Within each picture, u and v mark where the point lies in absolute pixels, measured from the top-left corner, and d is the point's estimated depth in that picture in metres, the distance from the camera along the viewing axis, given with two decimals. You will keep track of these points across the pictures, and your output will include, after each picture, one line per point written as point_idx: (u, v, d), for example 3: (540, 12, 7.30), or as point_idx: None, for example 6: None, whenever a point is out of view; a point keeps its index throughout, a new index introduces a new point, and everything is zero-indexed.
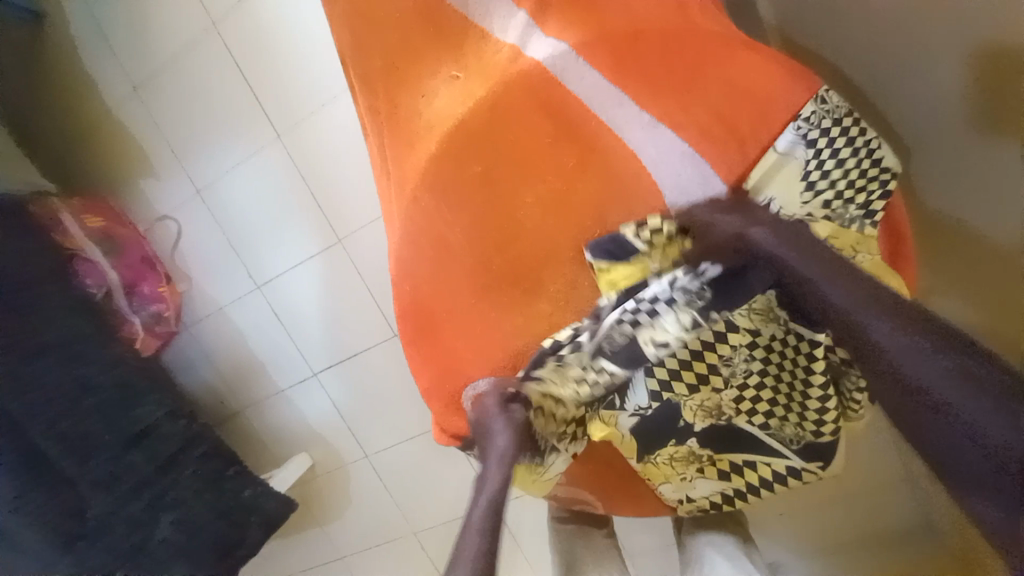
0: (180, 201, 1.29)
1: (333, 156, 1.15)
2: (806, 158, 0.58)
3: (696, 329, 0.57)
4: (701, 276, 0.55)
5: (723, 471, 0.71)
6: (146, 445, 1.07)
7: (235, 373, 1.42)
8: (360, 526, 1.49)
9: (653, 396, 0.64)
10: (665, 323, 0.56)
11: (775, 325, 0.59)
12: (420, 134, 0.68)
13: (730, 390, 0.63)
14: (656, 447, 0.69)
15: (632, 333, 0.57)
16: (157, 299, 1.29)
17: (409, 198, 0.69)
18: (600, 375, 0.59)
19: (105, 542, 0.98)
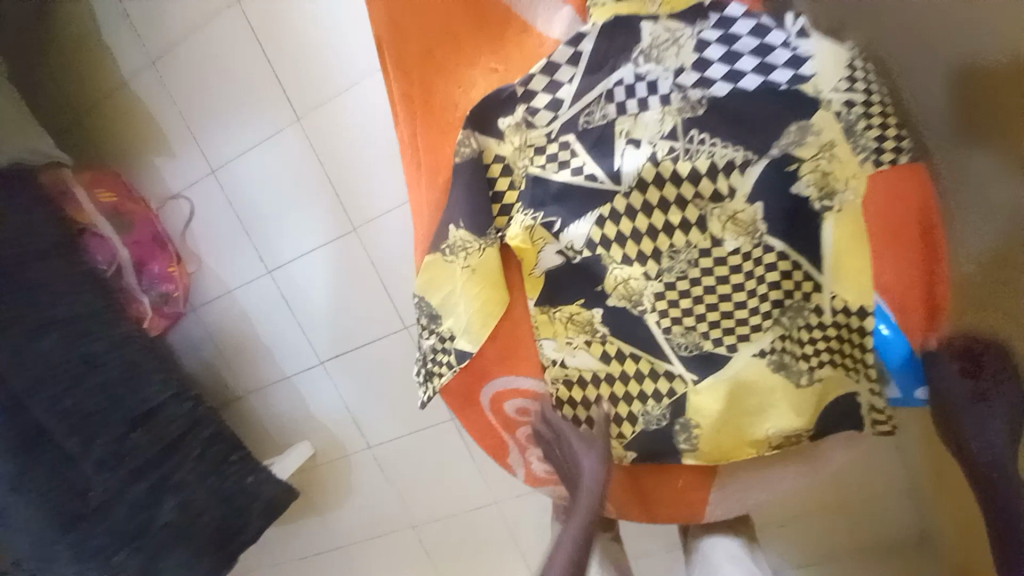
0: (194, 181, 1.27)
1: (353, 141, 1.14)
2: (853, 111, 0.56)
3: (671, 147, 0.59)
4: (707, 88, 0.58)
5: (608, 359, 0.70)
6: (149, 428, 1.06)
7: (241, 359, 1.41)
8: (359, 514, 1.50)
9: (561, 263, 0.66)
10: (648, 121, 0.60)
11: (746, 240, 0.61)
12: (453, 123, 0.68)
13: (658, 280, 0.64)
14: (561, 301, 0.69)
15: (613, 111, 0.60)
16: (166, 279, 1.27)
17: (439, 186, 0.68)
18: (562, 147, 0.62)
19: (111, 521, 1.00)
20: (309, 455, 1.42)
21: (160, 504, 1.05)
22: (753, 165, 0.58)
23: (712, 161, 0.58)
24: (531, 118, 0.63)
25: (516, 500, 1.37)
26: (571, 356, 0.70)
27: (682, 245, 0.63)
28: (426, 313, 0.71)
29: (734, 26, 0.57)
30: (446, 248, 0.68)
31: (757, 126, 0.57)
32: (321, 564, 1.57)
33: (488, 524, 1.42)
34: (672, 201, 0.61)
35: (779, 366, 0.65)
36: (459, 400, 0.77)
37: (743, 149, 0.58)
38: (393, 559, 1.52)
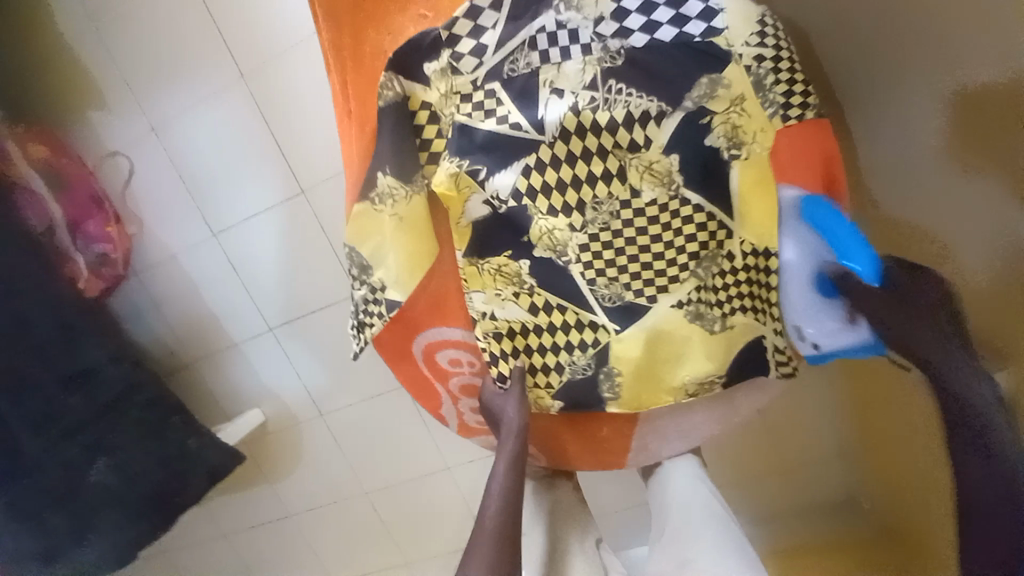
0: (133, 137, 1.22)
1: (299, 100, 1.12)
2: (760, 65, 0.59)
3: (591, 97, 0.61)
4: (625, 39, 0.59)
5: (536, 311, 0.70)
6: (83, 387, 1.02)
7: (187, 325, 1.37)
8: (313, 483, 1.50)
9: (489, 214, 0.67)
10: (570, 70, 0.61)
11: (663, 191, 0.63)
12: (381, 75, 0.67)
13: (583, 231, 0.65)
14: (490, 252, 0.70)
15: (537, 59, 0.61)
16: (103, 239, 1.23)
17: (368, 138, 0.67)
18: (487, 95, 0.63)
19: (35, 481, 0.98)
20: (259, 423, 1.41)
21: (91, 463, 1.03)
22: (669, 117, 0.61)
23: (629, 111, 0.61)
24: (456, 64, 0.63)
25: (468, 466, 1.40)
26: (501, 308, 0.71)
27: (605, 196, 0.64)
28: (358, 263, 0.70)
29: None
30: (375, 199, 0.67)
31: (672, 80, 0.59)
32: (274, 534, 1.57)
33: (440, 491, 1.45)
34: (594, 151, 0.63)
35: (696, 317, 0.67)
36: (393, 351, 0.77)
37: (659, 100, 0.60)
38: (345, 526, 1.53)
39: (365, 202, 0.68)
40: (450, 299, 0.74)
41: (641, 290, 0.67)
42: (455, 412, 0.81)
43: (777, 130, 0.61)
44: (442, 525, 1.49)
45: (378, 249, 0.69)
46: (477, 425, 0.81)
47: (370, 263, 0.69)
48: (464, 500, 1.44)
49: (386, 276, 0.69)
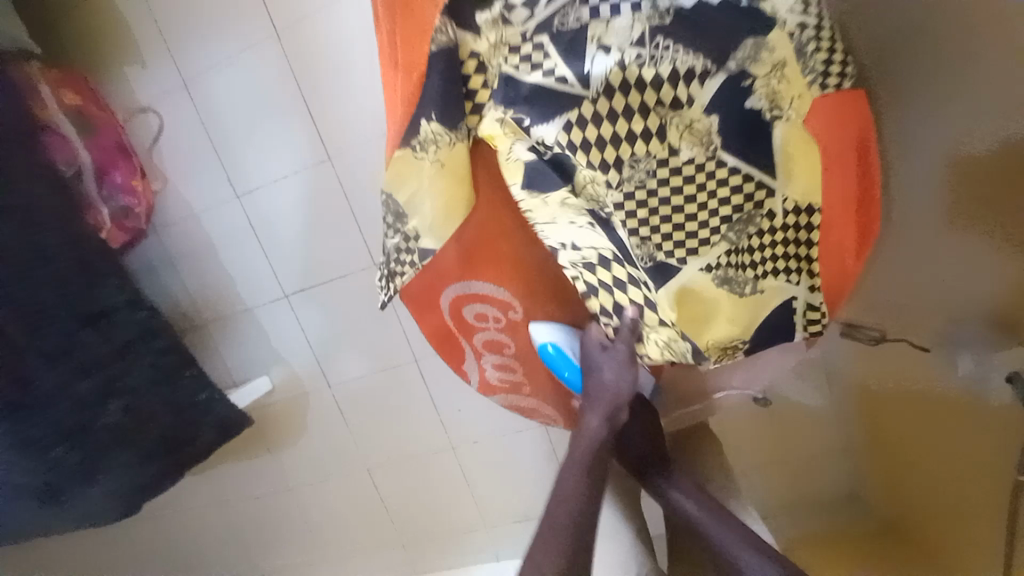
0: (164, 94, 1.23)
1: (334, 64, 1.13)
2: (803, 32, 0.61)
3: (638, 54, 0.61)
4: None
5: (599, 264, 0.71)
6: (101, 327, 1.03)
7: (202, 286, 1.37)
8: (316, 456, 1.49)
9: (532, 160, 0.68)
10: (619, 26, 0.62)
11: (700, 150, 0.64)
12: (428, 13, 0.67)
13: (619, 189, 0.65)
14: (549, 189, 0.68)
15: (586, 15, 0.62)
16: (128, 192, 1.23)
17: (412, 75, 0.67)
18: (533, 48, 0.64)
19: (50, 416, 0.97)
20: (267, 391, 1.41)
21: (105, 407, 1.03)
22: (713, 77, 0.61)
23: (673, 68, 0.61)
24: (507, 15, 0.66)
25: (475, 444, 1.39)
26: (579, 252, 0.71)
27: (643, 154, 0.64)
28: (393, 211, 0.71)
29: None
30: (416, 146, 0.68)
31: (718, 39, 0.60)
32: (270, 506, 1.56)
33: (442, 468, 1.44)
34: (636, 109, 0.63)
35: (724, 280, 0.68)
36: (417, 303, 0.78)
37: (704, 58, 0.61)
38: (344, 501, 1.52)
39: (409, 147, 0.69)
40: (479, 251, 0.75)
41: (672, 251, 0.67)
42: (477, 368, 0.83)
43: (814, 98, 0.63)
44: (444, 506, 1.48)
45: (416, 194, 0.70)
46: (498, 382, 0.82)
47: (406, 212, 0.70)
48: (465, 479, 1.44)
49: (421, 222, 0.70)
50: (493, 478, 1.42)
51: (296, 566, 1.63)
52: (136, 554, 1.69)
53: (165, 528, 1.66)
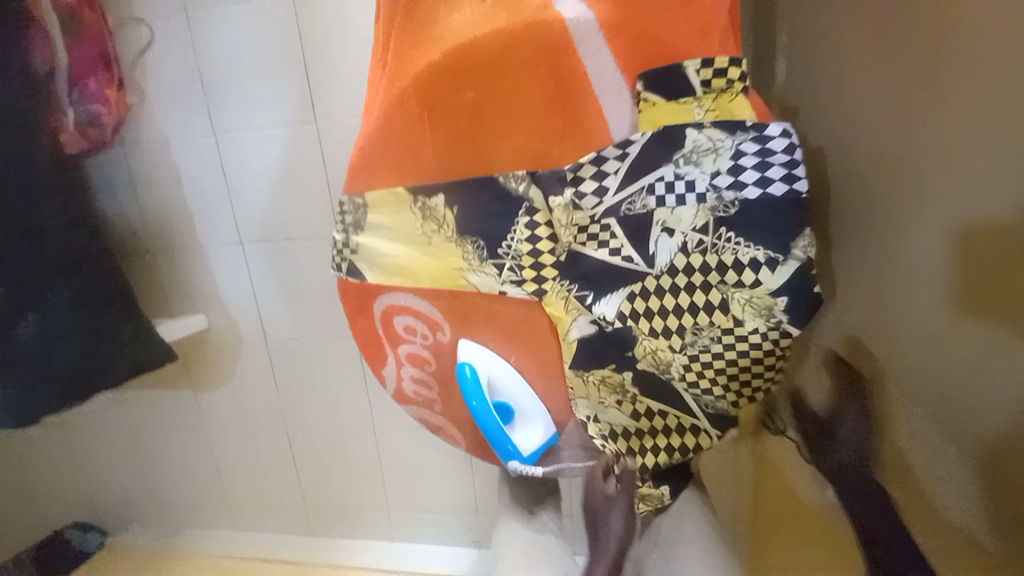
0: (161, 9, 1.18)
1: (344, 34, 1.11)
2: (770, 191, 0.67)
3: (701, 240, 0.65)
4: (739, 192, 0.63)
5: (638, 416, 0.73)
6: (33, 239, 1.03)
7: (157, 210, 1.34)
8: (237, 403, 1.49)
9: (593, 332, 0.69)
10: (685, 214, 0.64)
11: (762, 321, 0.67)
12: (446, 83, 0.67)
13: (683, 352, 0.69)
14: (595, 365, 0.70)
15: (653, 204, 0.65)
16: (100, 100, 1.18)
17: (412, 113, 0.69)
18: (603, 230, 0.66)
19: None
20: (200, 329, 1.40)
21: (19, 319, 1.01)
22: (780, 267, 0.65)
23: (735, 258, 0.65)
24: (578, 201, 0.66)
25: (397, 429, 1.42)
26: (603, 412, 0.73)
27: (707, 323, 0.68)
28: (356, 219, 0.78)
29: (768, 142, 0.63)
30: (421, 202, 0.72)
31: (769, 232, 0.64)
32: (184, 441, 1.57)
33: (358, 444, 1.46)
34: (697, 286, 0.67)
35: (716, 410, 0.74)
36: (355, 301, 0.82)
37: (763, 248, 0.65)
38: (255, 452, 1.53)
39: (411, 195, 0.72)
40: (416, 279, 0.75)
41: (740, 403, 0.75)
42: (396, 374, 0.83)
43: None
44: (350, 479, 1.51)
45: (382, 215, 0.75)
46: (413, 394, 0.84)
47: (365, 221, 0.77)
48: (376, 458, 1.46)
49: (373, 233, 0.76)
50: (405, 465, 1.45)
51: (195, 503, 1.64)
52: None
53: (69, 435, 1.64)
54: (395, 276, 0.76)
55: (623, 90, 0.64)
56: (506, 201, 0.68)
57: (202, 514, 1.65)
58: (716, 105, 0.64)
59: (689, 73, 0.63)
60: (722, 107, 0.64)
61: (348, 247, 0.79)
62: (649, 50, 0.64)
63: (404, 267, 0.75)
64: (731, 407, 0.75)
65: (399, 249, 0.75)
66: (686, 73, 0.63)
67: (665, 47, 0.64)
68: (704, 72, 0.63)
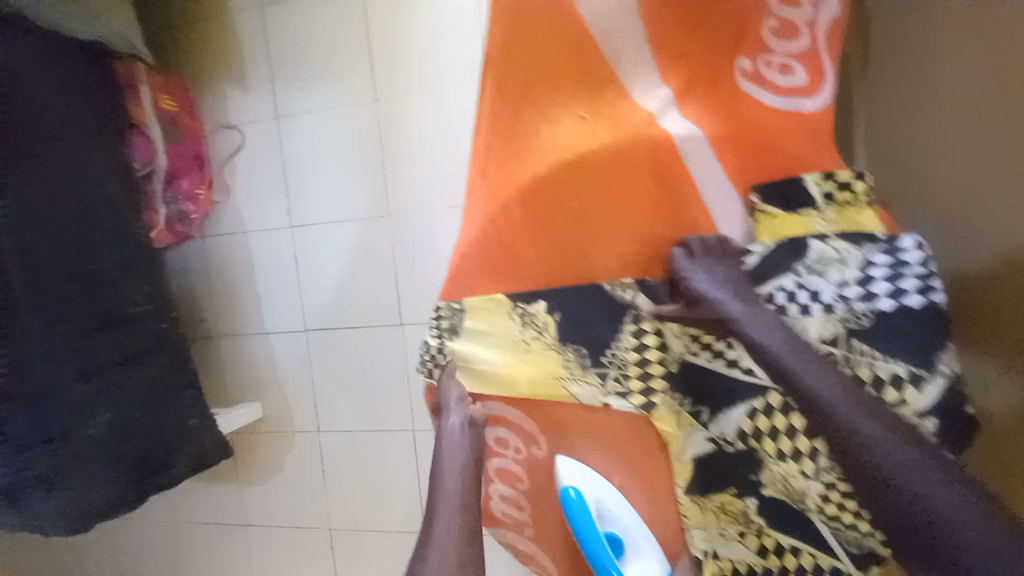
0: (255, 118, 1.29)
1: (421, 135, 1.18)
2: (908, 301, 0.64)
3: (830, 353, 0.63)
4: (872, 303, 0.63)
5: (766, 553, 0.68)
6: (117, 334, 1.04)
7: (227, 298, 1.37)
8: (284, 498, 1.41)
9: (710, 451, 0.69)
10: (812, 325, 0.64)
11: None
12: (555, 194, 0.71)
13: (819, 480, 0.63)
14: (713, 490, 0.69)
15: (774, 313, 0.65)
16: (190, 198, 1.27)
17: (519, 222, 0.72)
18: (723, 341, 0.67)
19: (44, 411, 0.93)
20: (256, 418, 1.36)
21: (92, 415, 0.99)
22: (927, 384, 0.60)
23: (873, 372, 0.62)
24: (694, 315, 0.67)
25: None
26: (722, 545, 0.70)
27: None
28: (449, 325, 0.76)
29: (898, 253, 0.63)
30: (521, 308, 0.74)
31: (913, 347, 0.61)
32: (222, 537, 1.48)
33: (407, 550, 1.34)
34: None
35: (863, 548, 0.64)
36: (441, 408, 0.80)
37: (905, 364, 0.61)
38: (295, 554, 1.42)
39: (511, 300, 0.74)
40: (514, 387, 0.75)
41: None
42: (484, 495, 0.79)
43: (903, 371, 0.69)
44: None
45: (482, 322, 0.75)
46: (501, 515, 0.79)
47: (462, 325, 0.76)
48: None
49: (471, 340, 0.76)
50: None
51: None
52: (70, 545, 1.61)
53: (107, 529, 1.57)
54: (494, 383, 0.76)
55: (735, 200, 0.70)
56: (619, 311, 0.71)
57: None
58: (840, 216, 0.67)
59: (810, 184, 0.66)
60: (847, 219, 0.66)
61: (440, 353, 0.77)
62: (763, 160, 0.68)
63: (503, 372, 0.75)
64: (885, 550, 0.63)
65: (499, 355, 0.75)
66: (809, 184, 0.66)
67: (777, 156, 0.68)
68: (829, 185, 0.66)
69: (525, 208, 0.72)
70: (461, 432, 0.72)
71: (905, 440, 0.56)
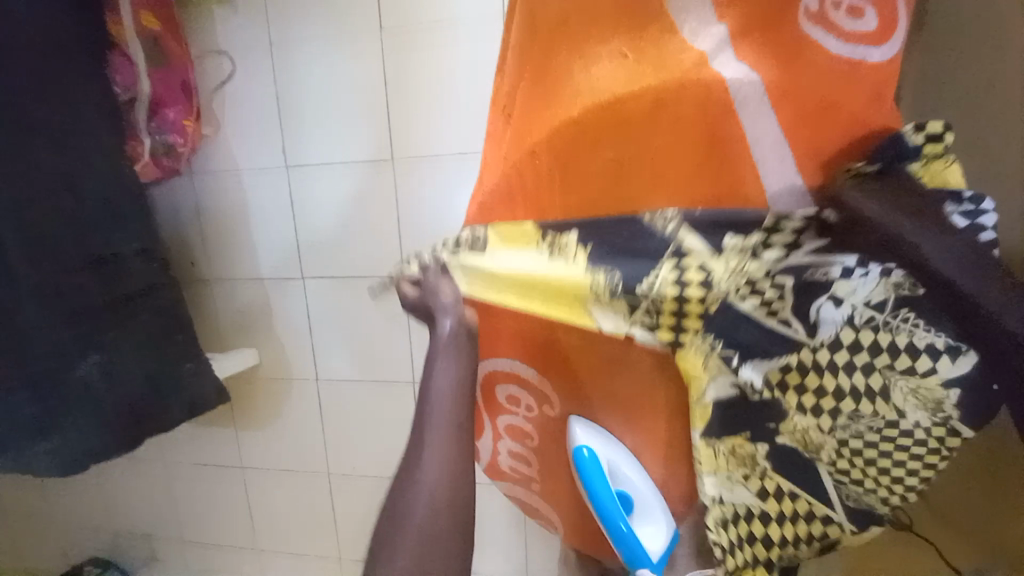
0: (247, 44, 1.18)
1: (429, 73, 1.09)
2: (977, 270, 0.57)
3: (871, 318, 0.59)
4: None
5: (766, 496, 0.62)
6: (104, 273, 1.00)
7: (219, 240, 1.31)
8: (282, 443, 1.41)
9: (732, 397, 0.61)
10: (862, 288, 0.58)
11: (927, 415, 0.59)
12: (586, 142, 0.63)
13: (831, 436, 0.61)
14: (728, 432, 0.62)
15: (835, 272, 0.58)
16: (176, 130, 1.16)
17: (543, 170, 0.65)
18: (773, 287, 0.59)
19: (29, 353, 0.91)
20: (251, 364, 1.34)
21: (80, 359, 0.96)
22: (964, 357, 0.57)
23: (909, 342, 0.58)
24: (758, 250, 0.58)
25: None
26: (728, 489, 0.62)
27: (869, 412, 0.59)
28: (467, 235, 0.64)
29: (979, 218, 0.56)
30: (550, 236, 0.62)
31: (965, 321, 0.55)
32: (219, 480, 1.49)
33: None
34: (857, 365, 0.59)
35: (861, 506, 0.63)
36: None
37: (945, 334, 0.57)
38: (293, 497, 1.44)
39: (541, 231, 0.62)
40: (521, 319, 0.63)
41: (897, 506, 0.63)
42: (490, 449, 0.75)
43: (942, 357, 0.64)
44: None
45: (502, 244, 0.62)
46: (509, 470, 0.77)
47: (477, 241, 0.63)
48: None
49: (486, 255, 0.62)
50: None
51: (224, 548, 1.55)
52: (70, 480, 1.63)
53: (105, 466, 1.59)
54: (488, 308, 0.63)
55: (788, 161, 0.58)
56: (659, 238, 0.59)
57: (229, 560, 1.55)
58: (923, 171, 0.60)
59: (907, 137, 0.59)
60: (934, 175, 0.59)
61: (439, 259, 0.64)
62: (829, 121, 0.58)
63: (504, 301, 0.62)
64: (881, 508, 0.63)
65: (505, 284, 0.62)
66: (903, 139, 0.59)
67: (840, 120, 0.58)
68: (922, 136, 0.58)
69: (550, 158, 0.64)
70: (457, 348, 0.61)
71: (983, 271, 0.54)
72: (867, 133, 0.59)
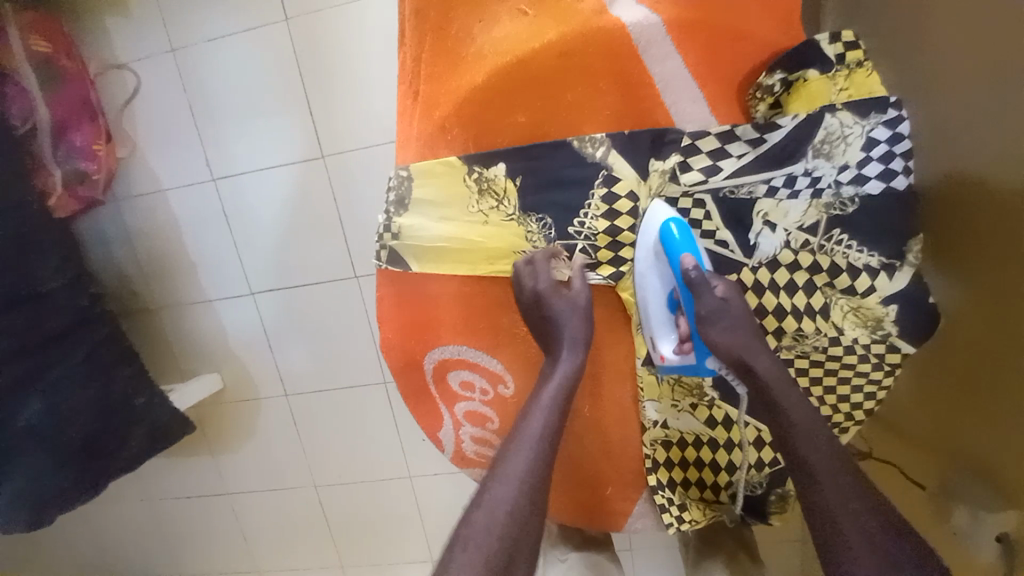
0: (148, 52, 1.11)
1: (348, 58, 1.04)
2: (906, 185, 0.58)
3: (807, 240, 0.58)
4: (862, 187, 0.57)
5: (714, 424, 0.65)
6: (34, 314, 0.93)
7: (157, 267, 1.25)
8: (260, 462, 1.38)
9: None
10: (796, 209, 0.58)
11: (865, 332, 0.60)
12: (494, 108, 0.60)
13: (775, 355, 0.61)
14: None
15: (761, 191, 0.58)
16: (88, 155, 1.10)
17: (457, 145, 0.62)
18: (698, 207, 0.59)
19: None
20: (215, 389, 1.29)
21: None
22: (900, 272, 0.59)
23: (846, 262, 0.59)
24: (682, 169, 0.58)
25: (434, 477, 1.31)
26: (675, 418, 0.66)
27: (812, 331, 0.60)
28: (398, 196, 0.65)
29: (900, 126, 0.56)
30: (477, 173, 0.62)
31: (891, 232, 0.58)
32: (204, 507, 1.46)
33: (395, 500, 1.35)
34: (799, 285, 0.59)
35: None
36: (397, 334, 0.70)
37: (879, 254, 0.58)
38: (281, 514, 1.42)
39: (467, 164, 0.62)
40: (467, 265, 0.65)
41: (844, 427, 0.65)
42: (452, 438, 0.73)
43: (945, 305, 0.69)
44: (388, 537, 1.39)
45: (435, 191, 0.63)
46: (475, 456, 0.74)
47: (410, 195, 0.64)
48: (415, 507, 1.35)
49: (420, 212, 0.64)
50: (445, 515, 1.34)
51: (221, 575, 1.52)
52: (45, 538, 1.58)
53: (82, 517, 1.54)
54: (442, 262, 0.65)
55: (700, 98, 0.58)
56: (586, 170, 0.59)
57: None
58: (851, 82, 0.57)
59: (823, 47, 0.57)
60: (859, 84, 0.57)
61: (388, 232, 0.66)
62: (734, 54, 0.59)
63: (456, 247, 0.64)
64: (826, 428, 0.65)
65: (450, 232, 0.64)
66: (819, 48, 0.57)
67: (746, 49, 0.59)
68: (837, 46, 0.57)
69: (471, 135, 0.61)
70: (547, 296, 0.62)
71: (885, 179, 0.57)
72: (773, 57, 0.60)
